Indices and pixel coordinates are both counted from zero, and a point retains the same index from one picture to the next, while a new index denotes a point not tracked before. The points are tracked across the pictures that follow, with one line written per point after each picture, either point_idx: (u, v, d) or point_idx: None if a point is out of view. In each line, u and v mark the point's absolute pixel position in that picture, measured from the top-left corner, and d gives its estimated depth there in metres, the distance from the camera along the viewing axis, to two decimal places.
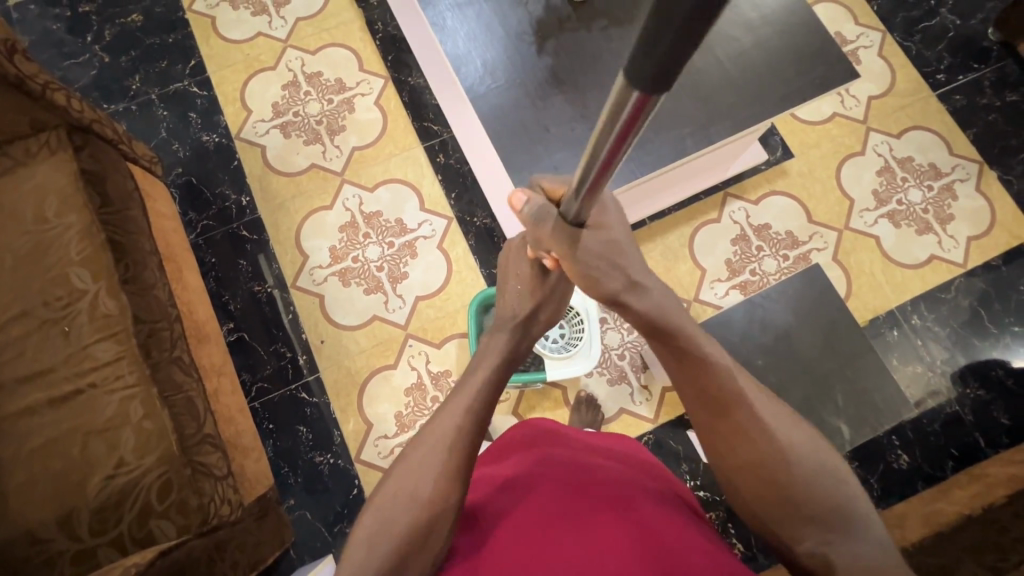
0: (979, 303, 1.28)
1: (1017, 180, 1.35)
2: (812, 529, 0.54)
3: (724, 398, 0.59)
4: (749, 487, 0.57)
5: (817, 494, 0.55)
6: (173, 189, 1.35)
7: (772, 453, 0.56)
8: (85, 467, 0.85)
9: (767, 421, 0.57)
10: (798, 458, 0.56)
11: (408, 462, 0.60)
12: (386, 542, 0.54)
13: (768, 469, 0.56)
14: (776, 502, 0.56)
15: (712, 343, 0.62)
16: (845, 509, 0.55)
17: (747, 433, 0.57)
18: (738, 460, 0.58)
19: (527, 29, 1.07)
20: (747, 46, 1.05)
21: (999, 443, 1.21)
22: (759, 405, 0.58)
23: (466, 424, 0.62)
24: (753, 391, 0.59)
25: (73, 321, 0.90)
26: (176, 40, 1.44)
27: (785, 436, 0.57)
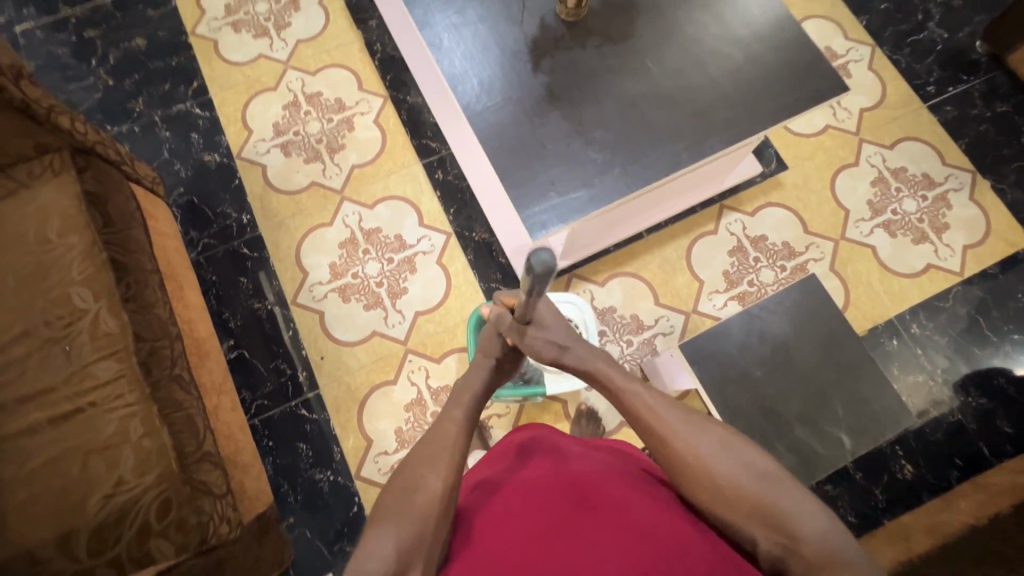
0: (977, 311, 1.28)
1: (1010, 189, 1.36)
2: (760, 528, 0.56)
3: (638, 421, 0.65)
4: (687, 496, 0.61)
5: (749, 495, 0.57)
6: (175, 208, 1.36)
7: (690, 466, 0.60)
8: (85, 486, 0.84)
9: (677, 433, 0.62)
10: (717, 464, 0.59)
11: (406, 478, 0.59)
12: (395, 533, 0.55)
13: (692, 479, 0.59)
14: (712, 506, 0.58)
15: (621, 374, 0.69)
16: (778, 505, 0.56)
17: (665, 452, 0.62)
18: (667, 475, 0.62)
19: (523, 48, 1.09)
20: (738, 62, 1.07)
21: (1003, 452, 1.20)
22: (671, 421, 0.63)
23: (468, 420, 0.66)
24: (666, 409, 0.64)
25: (74, 340, 0.91)
26: (179, 63, 1.47)
27: (700, 445, 0.60)
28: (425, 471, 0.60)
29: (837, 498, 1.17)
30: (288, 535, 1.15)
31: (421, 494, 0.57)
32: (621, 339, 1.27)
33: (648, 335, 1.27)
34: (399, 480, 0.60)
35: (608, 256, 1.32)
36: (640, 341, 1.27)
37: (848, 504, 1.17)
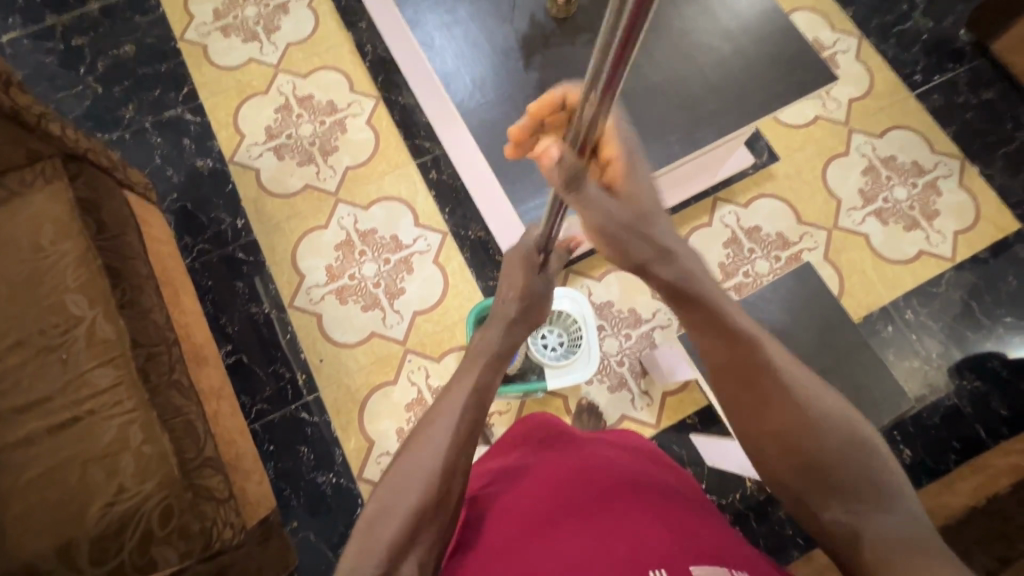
0: (970, 296, 1.30)
1: (998, 174, 1.38)
2: (838, 499, 0.53)
3: (748, 366, 0.58)
4: (776, 452, 0.56)
5: (846, 464, 0.53)
6: (168, 214, 1.35)
7: (801, 420, 0.55)
8: (86, 494, 0.84)
9: (792, 387, 0.56)
10: (828, 425, 0.55)
11: (402, 468, 0.56)
12: (395, 515, 0.53)
13: (796, 434, 0.55)
14: (796, 475, 0.55)
15: (741, 312, 0.59)
16: (865, 482, 0.52)
17: (774, 399, 0.57)
18: (767, 425, 0.57)
19: (514, 45, 1.10)
20: (728, 54, 1.08)
21: (999, 433, 1.21)
22: (787, 371, 0.57)
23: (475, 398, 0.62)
24: (783, 358, 0.58)
25: (71, 348, 0.90)
26: (169, 69, 1.46)
27: (815, 404, 0.56)
28: (422, 459, 0.57)
29: None
30: (292, 538, 1.14)
31: (416, 486, 0.55)
32: (619, 333, 1.27)
33: (646, 329, 1.28)
34: (391, 471, 0.57)
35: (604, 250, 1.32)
36: (639, 335, 1.27)
37: None
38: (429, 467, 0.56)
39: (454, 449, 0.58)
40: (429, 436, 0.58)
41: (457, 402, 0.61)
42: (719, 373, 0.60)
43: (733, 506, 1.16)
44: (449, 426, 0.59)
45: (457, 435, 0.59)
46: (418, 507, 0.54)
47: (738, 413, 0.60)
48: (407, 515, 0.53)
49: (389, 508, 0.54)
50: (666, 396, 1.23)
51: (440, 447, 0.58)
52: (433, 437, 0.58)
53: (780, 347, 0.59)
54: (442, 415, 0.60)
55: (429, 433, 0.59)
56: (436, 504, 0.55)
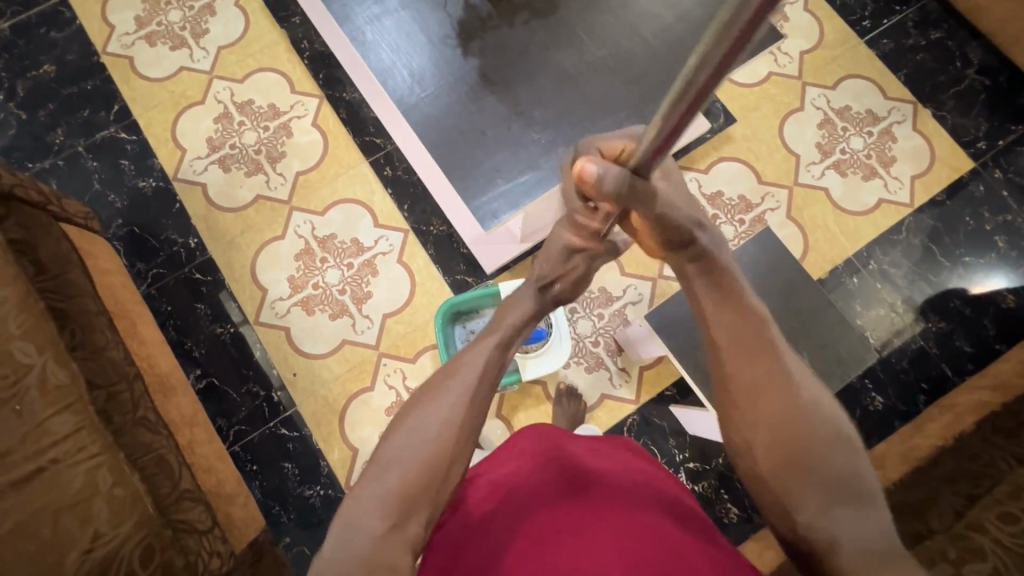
0: (930, 239, 1.32)
1: (950, 115, 1.38)
2: (820, 497, 0.53)
3: (757, 342, 0.61)
4: (761, 442, 0.57)
5: (832, 465, 0.54)
6: (115, 242, 1.30)
7: (799, 408, 0.56)
8: (59, 546, 0.78)
9: (794, 371, 0.59)
10: (822, 412, 0.56)
11: (417, 417, 0.58)
12: (408, 469, 0.55)
13: (795, 422, 0.56)
14: (784, 470, 0.55)
15: (752, 297, 0.65)
16: (848, 486, 0.53)
17: (775, 381, 0.58)
18: (760, 415, 0.58)
19: (450, 32, 1.17)
20: (668, 21, 1.15)
21: (965, 370, 1.25)
22: (786, 355, 0.60)
23: (493, 359, 0.64)
24: (785, 346, 0.61)
25: (24, 398, 0.83)
26: (95, 86, 1.38)
27: (811, 393, 0.58)
28: (439, 411, 0.59)
29: None
30: (287, 554, 1.15)
31: (427, 440, 0.57)
32: (592, 313, 1.27)
33: (619, 306, 1.27)
34: (401, 420, 0.59)
35: None
36: (611, 313, 1.27)
37: None
38: (446, 416, 0.58)
39: (469, 405, 0.60)
40: (446, 389, 0.60)
41: (479, 362, 0.63)
42: (726, 356, 0.62)
43: (717, 470, 1.19)
44: (469, 379, 0.61)
45: (475, 396, 0.61)
46: (428, 461, 0.56)
47: (729, 402, 0.61)
48: (417, 464, 0.56)
49: (399, 461, 0.56)
50: (643, 371, 1.24)
51: (461, 398, 0.60)
52: (449, 394, 0.60)
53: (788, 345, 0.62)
54: (464, 371, 0.62)
55: (448, 387, 0.61)
56: (450, 459, 0.57)
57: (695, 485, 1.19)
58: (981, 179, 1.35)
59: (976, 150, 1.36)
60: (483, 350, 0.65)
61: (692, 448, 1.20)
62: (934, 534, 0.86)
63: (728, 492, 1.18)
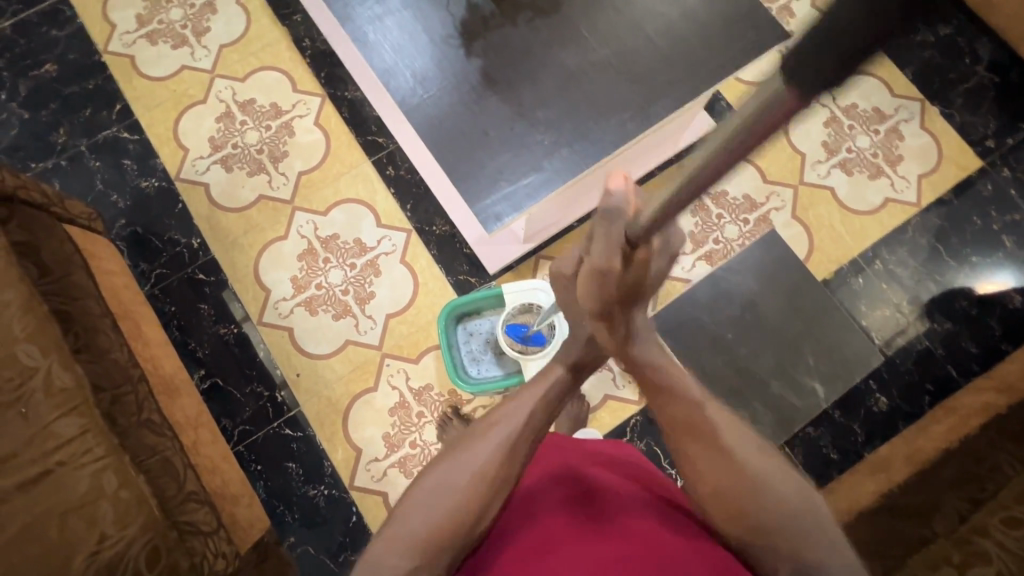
0: (936, 239, 1.31)
1: (958, 113, 1.37)
2: (782, 556, 0.55)
3: (693, 422, 0.63)
4: (717, 515, 0.59)
5: (789, 526, 0.55)
6: (119, 242, 1.30)
7: (744, 479, 0.58)
8: (66, 548, 0.79)
9: (732, 446, 0.60)
10: (768, 482, 0.57)
11: (447, 466, 0.62)
12: (437, 511, 0.59)
13: (742, 493, 0.58)
14: (744, 536, 0.57)
15: (685, 377, 0.68)
16: (813, 540, 0.54)
17: (718, 457, 0.60)
18: (710, 489, 0.60)
19: (453, 32, 1.16)
20: (674, 18, 1.14)
21: (971, 371, 1.24)
22: (724, 432, 0.62)
23: (533, 418, 0.67)
24: (723, 420, 0.63)
25: (30, 402, 0.84)
26: (97, 86, 1.38)
27: (755, 463, 0.59)
28: (470, 461, 0.62)
29: (819, 440, 1.21)
30: (291, 554, 1.15)
31: (456, 486, 0.60)
32: None
33: None
34: (437, 467, 0.63)
35: (572, 232, 1.28)
36: None
37: (830, 442, 1.21)
38: (475, 466, 0.61)
39: (501, 458, 0.62)
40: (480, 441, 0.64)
41: (519, 418, 0.66)
42: (670, 438, 0.65)
43: None
44: (501, 433, 0.64)
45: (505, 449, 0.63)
46: (455, 508, 0.59)
47: (684, 477, 0.63)
48: (444, 510, 0.59)
49: (427, 504, 0.59)
50: None
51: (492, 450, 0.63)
52: (487, 445, 0.63)
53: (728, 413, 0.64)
54: (502, 423, 0.66)
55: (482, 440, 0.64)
56: (479, 508, 0.59)
57: None
58: (989, 178, 1.33)
59: (984, 148, 1.35)
60: (522, 407, 0.67)
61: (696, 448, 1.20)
62: (937, 538, 0.87)
63: None
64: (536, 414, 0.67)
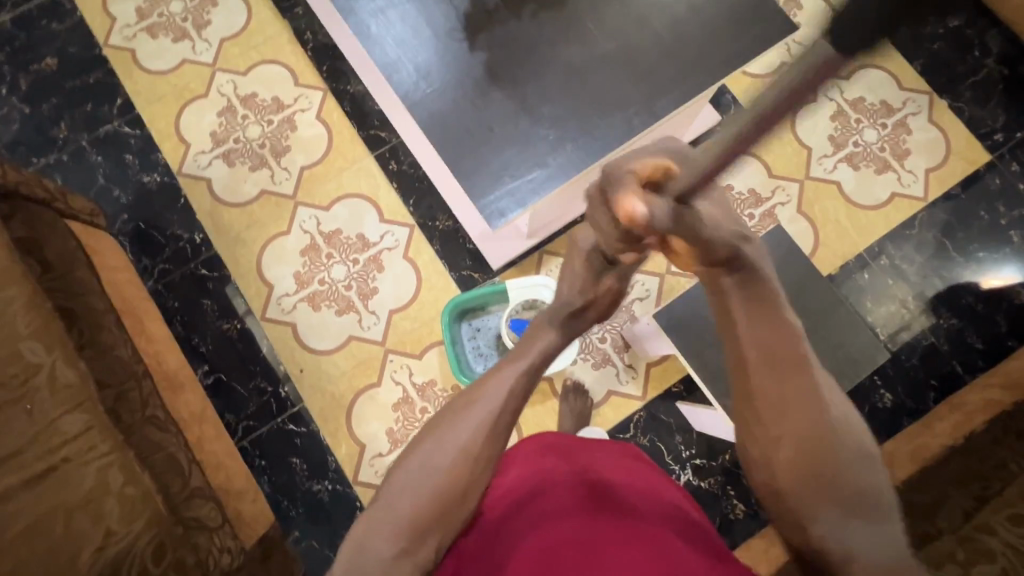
0: (943, 233, 1.30)
1: (967, 106, 1.35)
2: (837, 514, 0.52)
3: (788, 357, 0.53)
4: (788, 462, 0.53)
5: (853, 482, 0.52)
6: (121, 237, 1.30)
7: (825, 429, 0.52)
8: (72, 543, 0.79)
9: (824, 392, 0.53)
10: (847, 438, 0.52)
11: (431, 438, 0.57)
12: (424, 496, 0.55)
13: (820, 445, 0.52)
14: (807, 490, 0.52)
15: (782, 294, 0.55)
16: (868, 503, 0.52)
17: (804, 402, 0.52)
18: (783, 435, 0.53)
19: (456, 26, 1.14)
20: (681, 12, 1.13)
21: (976, 367, 1.24)
22: (818, 375, 0.53)
23: (518, 387, 0.58)
24: (816, 358, 0.54)
25: (34, 397, 0.84)
26: (98, 80, 1.37)
27: (839, 413, 0.53)
28: (455, 433, 0.56)
29: None
30: (296, 548, 1.16)
31: (442, 464, 0.55)
32: None
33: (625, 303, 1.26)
34: (415, 446, 0.57)
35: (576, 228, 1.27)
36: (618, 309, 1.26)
37: None
38: (461, 441, 0.56)
39: (486, 433, 0.56)
40: (465, 406, 0.57)
41: (509, 379, 0.58)
42: (752, 368, 0.54)
43: (723, 467, 1.19)
44: (489, 401, 0.57)
45: (491, 422, 0.56)
46: (441, 491, 0.55)
47: (752, 414, 0.55)
48: (430, 495, 0.55)
49: (412, 486, 0.55)
50: (650, 367, 1.24)
51: (478, 423, 0.56)
52: (467, 422, 0.56)
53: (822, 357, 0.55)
54: (489, 392, 0.58)
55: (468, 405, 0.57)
56: (465, 486, 0.56)
57: (701, 481, 1.19)
58: (997, 172, 1.32)
59: (993, 142, 1.33)
60: (510, 376, 0.58)
61: (699, 444, 1.20)
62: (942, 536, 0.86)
63: (734, 489, 1.18)
64: (521, 384, 0.58)
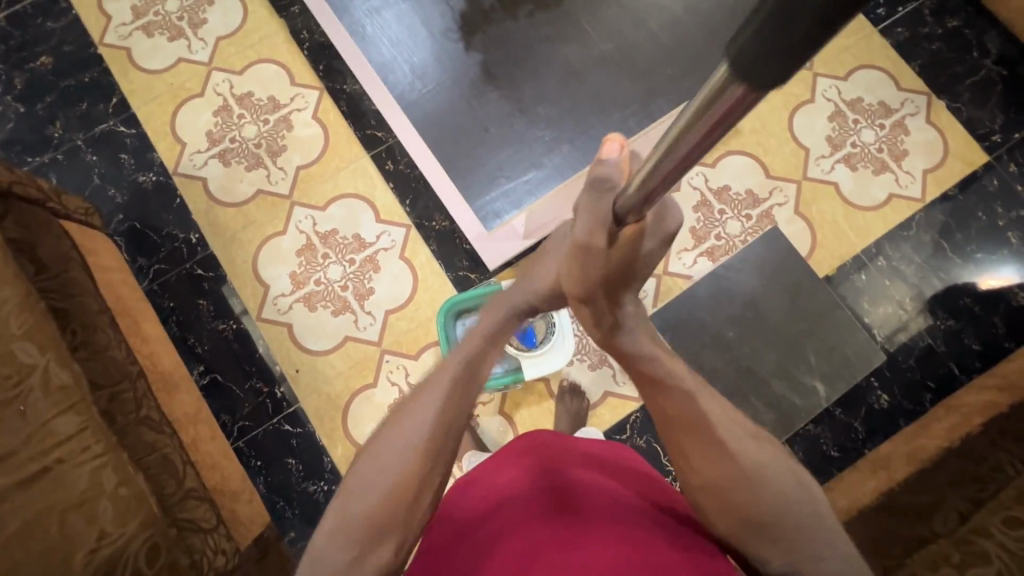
0: (940, 235, 1.30)
1: (965, 107, 1.35)
2: (777, 549, 0.57)
3: (689, 419, 0.64)
4: (715, 508, 0.61)
5: (787, 517, 0.58)
6: (116, 237, 1.29)
7: (740, 474, 0.60)
8: (65, 544, 0.79)
9: (730, 441, 0.62)
10: (766, 476, 0.59)
11: (384, 437, 0.62)
12: (376, 496, 0.58)
13: (738, 488, 0.60)
14: (743, 530, 0.59)
15: (681, 368, 0.69)
16: (807, 532, 0.57)
17: (716, 453, 0.62)
18: (705, 483, 0.62)
19: (453, 26, 1.19)
20: (677, 12, 1.17)
21: (973, 368, 1.23)
22: (719, 424, 0.63)
23: (468, 371, 0.67)
24: (718, 413, 0.64)
25: (28, 399, 0.83)
26: (93, 79, 1.36)
27: (753, 457, 0.61)
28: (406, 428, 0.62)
29: (819, 437, 1.21)
30: (291, 549, 1.16)
31: (393, 460, 0.59)
32: None
33: None
34: (366, 451, 0.62)
35: None
36: None
37: (830, 439, 1.21)
38: (412, 437, 0.61)
39: (437, 425, 0.62)
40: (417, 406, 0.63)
41: (455, 371, 0.66)
42: (668, 435, 0.66)
43: None
44: (438, 396, 0.64)
45: (441, 416, 0.63)
46: (394, 486, 0.58)
47: (682, 470, 0.65)
48: (382, 494, 0.58)
49: (366, 489, 0.58)
50: None
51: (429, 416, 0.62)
52: (417, 415, 0.62)
53: (723, 404, 0.66)
54: (438, 385, 0.65)
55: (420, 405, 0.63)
56: (417, 482, 0.59)
57: None
58: (995, 173, 1.32)
59: (991, 142, 1.33)
60: (460, 359, 0.68)
61: None
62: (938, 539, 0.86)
63: None
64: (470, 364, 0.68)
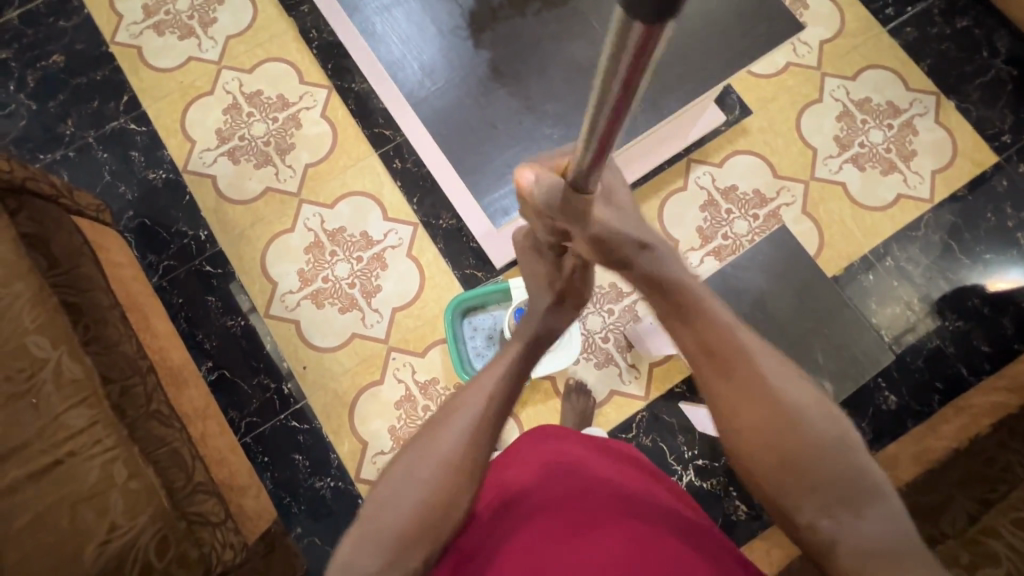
0: (949, 235, 1.29)
1: (974, 107, 1.34)
2: (816, 501, 0.56)
3: (723, 352, 0.61)
4: (754, 448, 0.59)
5: (831, 467, 0.56)
6: (126, 234, 1.30)
7: (782, 415, 0.58)
8: (78, 536, 0.80)
9: (772, 381, 0.60)
10: (808, 419, 0.58)
11: (415, 449, 0.62)
12: (407, 507, 0.59)
13: (779, 430, 0.58)
14: (781, 478, 0.57)
15: (716, 301, 0.64)
16: (850, 484, 0.56)
17: (754, 390, 0.59)
18: (742, 422, 0.59)
19: (461, 24, 1.16)
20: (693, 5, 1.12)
21: (982, 370, 1.23)
22: (764, 364, 0.60)
23: (500, 390, 0.66)
24: (757, 349, 0.61)
25: (41, 392, 0.84)
26: (104, 77, 1.38)
27: (795, 399, 0.59)
28: (438, 442, 0.62)
29: None
30: (298, 544, 1.16)
31: (425, 475, 0.60)
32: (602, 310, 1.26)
33: (629, 302, 1.27)
34: (395, 463, 0.62)
35: None
36: (621, 309, 1.26)
37: None
38: (443, 455, 0.61)
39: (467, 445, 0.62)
40: (448, 423, 0.63)
41: (486, 391, 0.65)
42: (699, 368, 0.63)
43: (726, 468, 1.18)
44: (469, 416, 0.63)
45: (472, 434, 0.62)
46: (425, 499, 0.59)
47: (716, 410, 0.62)
48: (413, 508, 0.58)
49: (395, 500, 0.59)
50: (653, 367, 1.24)
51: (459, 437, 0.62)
52: (450, 432, 0.62)
53: (760, 342, 0.62)
54: (469, 404, 0.64)
55: (451, 423, 0.63)
56: (448, 497, 0.60)
57: (703, 482, 1.18)
58: (1005, 173, 1.31)
59: (1000, 143, 1.32)
60: (493, 376, 0.67)
61: (701, 445, 1.20)
62: (946, 539, 0.85)
63: (736, 489, 1.18)
64: (503, 385, 0.66)
